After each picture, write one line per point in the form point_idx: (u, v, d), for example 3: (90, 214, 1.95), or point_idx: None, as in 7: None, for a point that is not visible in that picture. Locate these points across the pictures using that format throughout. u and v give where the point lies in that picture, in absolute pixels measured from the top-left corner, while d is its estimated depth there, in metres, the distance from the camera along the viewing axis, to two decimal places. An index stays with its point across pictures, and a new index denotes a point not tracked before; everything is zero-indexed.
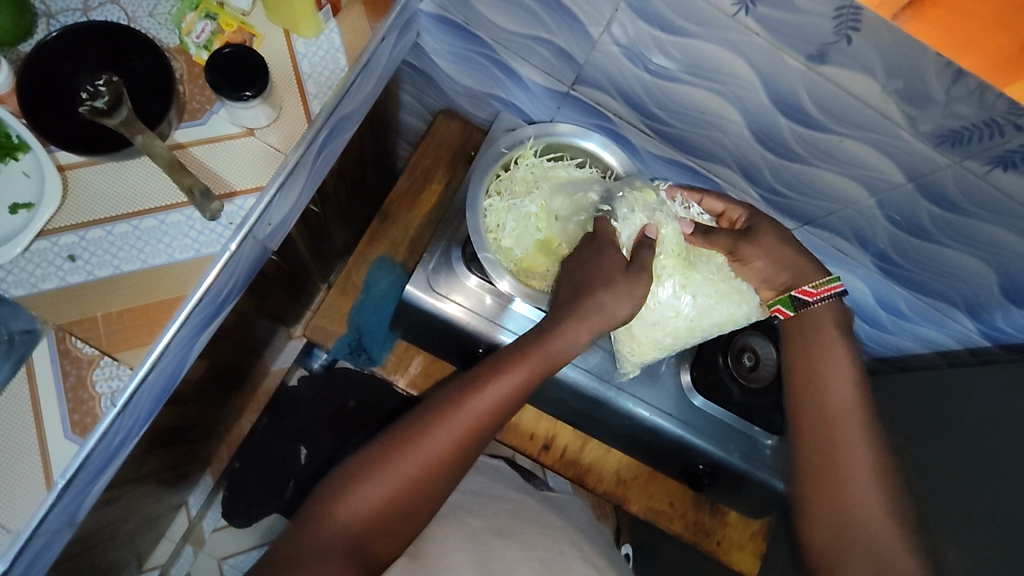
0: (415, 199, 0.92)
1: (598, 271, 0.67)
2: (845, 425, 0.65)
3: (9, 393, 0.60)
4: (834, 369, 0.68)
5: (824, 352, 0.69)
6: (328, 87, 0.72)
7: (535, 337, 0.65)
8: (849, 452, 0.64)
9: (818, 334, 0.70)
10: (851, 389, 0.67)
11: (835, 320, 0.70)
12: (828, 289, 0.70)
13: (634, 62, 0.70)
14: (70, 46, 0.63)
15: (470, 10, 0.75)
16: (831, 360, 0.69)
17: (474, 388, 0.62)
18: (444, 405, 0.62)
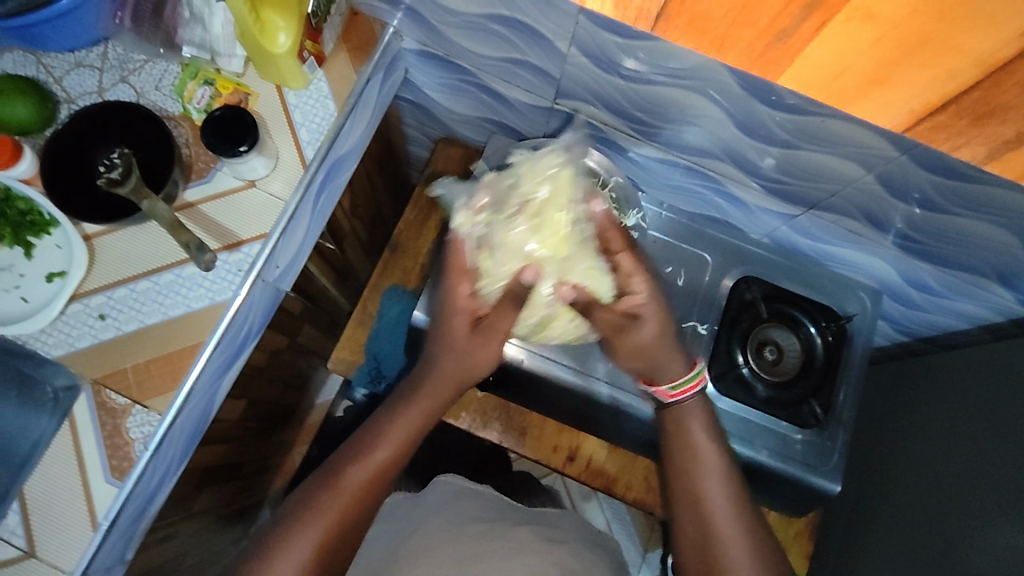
0: (421, 226, 0.96)
1: (452, 343, 0.75)
2: (717, 519, 0.71)
3: (54, 446, 0.65)
4: (702, 463, 0.73)
5: (691, 446, 0.74)
6: (320, 133, 0.76)
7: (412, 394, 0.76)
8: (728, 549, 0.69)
9: (681, 431, 0.75)
10: (722, 485, 0.72)
11: (695, 412, 0.75)
12: (688, 392, 0.75)
13: (605, 70, 0.70)
14: (85, 127, 0.70)
15: (446, 40, 0.78)
16: (703, 457, 0.73)
17: (368, 448, 0.71)
18: (341, 467, 0.70)
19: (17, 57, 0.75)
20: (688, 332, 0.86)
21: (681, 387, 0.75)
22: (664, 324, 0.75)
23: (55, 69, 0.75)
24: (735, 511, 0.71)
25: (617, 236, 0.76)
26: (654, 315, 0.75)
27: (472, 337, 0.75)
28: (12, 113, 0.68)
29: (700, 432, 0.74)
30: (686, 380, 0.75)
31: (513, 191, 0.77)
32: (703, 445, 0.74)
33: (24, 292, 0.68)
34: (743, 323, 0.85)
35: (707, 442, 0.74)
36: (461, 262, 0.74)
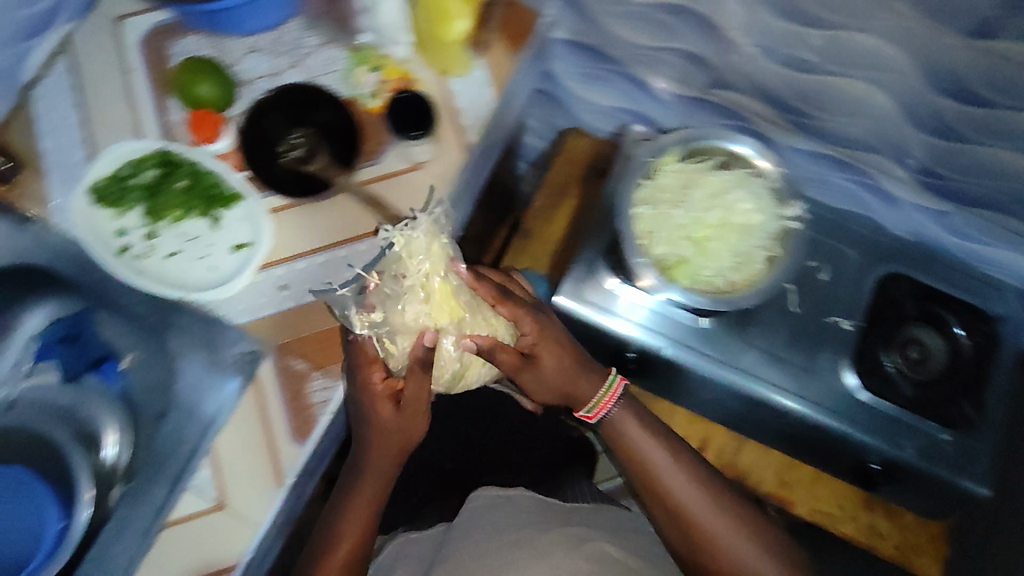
0: (550, 213, 1.00)
1: (373, 418, 0.69)
2: (694, 508, 0.72)
3: (237, 406, 0.69)
4: (656, 463, 0.74)
5: (641, 455, 0.74)
6: (481, 119, 0.78)
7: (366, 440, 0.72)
8: (717, 533, 0.71)
9: (622, 441, 0.75)
10: (679, 471, 0.74)
11: (629, 417, 0.76)
12: (600, 412, 0.75)
13: (776, 61, 0.70)
14: (269, 107, 0.74)
15: (603, 31, 0.78)
16: (651, 454, 0.74)
17: (352, 498, 0.72)
18: (331, 520, 0.72)
19: (197, 41, 0.78)
20: (831, 327, 0.84)
21: (598, 406, 0.75)
22: (563, 348, 0.72)
23: (229, 53, 0.77)
24: (705, 494, 0.73)
25: (490, 288, 0.68)
26: (551, 345, 0.71)
27: (400, 412, 0.69)
28: (200, 93, 0.71)
29: (641, 432, 0.75)
30: (602, 397, 0.74)
31: (397, 258, 0.68)
32: (647, 443, 0.75)
33: (211, 262, 0.71)
34: (889, 321, 0.83)
35: (648, 441, 0.74)
36: (369, 353, 0.66)
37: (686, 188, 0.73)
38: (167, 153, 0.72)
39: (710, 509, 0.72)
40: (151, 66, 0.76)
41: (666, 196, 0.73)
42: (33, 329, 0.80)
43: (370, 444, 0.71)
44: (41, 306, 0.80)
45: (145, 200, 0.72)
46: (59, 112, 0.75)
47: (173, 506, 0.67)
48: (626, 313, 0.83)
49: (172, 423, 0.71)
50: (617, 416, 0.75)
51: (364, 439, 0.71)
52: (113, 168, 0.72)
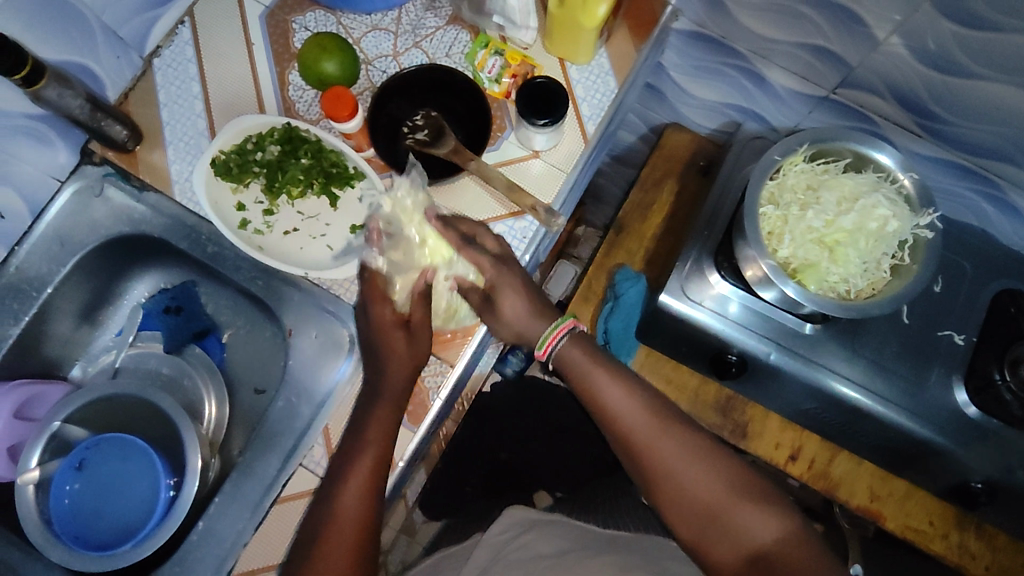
0: (647, 210, 0.99)
1: (389, 348, 0.63)
2: (656, 449, 0.59)
3: (349, 388, 0.69)
4: (607, 399, 0.61)
5: (590, 390, 0.62)
6: (601, 109, 0.76)
7: (372, 397, 0.62)
8: (688, 478, 0.58)
9: (569, 373, 0.63)
10: (636, 401, 0.61)
11: (575, 345, 0.63)
12: (554, 341, 0.63)
13: (922, 61, 0.67)
14: (398, 86, 0.72)
15: (731, 23, 0.77)
16: (601, 386, 0.61)
17: (351, 459, 0.59)
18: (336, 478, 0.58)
19: (319, 16, 0.77)
20: (943, 341, 0.81)
21: (546, 344, 0.63)
22: (528, 290, 0.64)
23: (353, 30, 0.77)
24: (672, 431, 0.60)
25: (452, 234, 0.64)
26: (517, 293, 0.63)
27: (412, 340, 0.64)
28: (326, 70, 0.71)
29: (588, 361, 0.63)
30: (551, 331, 0.63)
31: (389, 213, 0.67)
32: (595, 373, 0.62)
33: (329, 241, 0.72)
34: (999, 336, 0.79)
35: (608, 377, 0.62)
36: (380, 287, 0.65)
37: (815, 188, 0.71)
38: (291, 129, 0.69)
39: (677, 449, 0.59)
40: (272, 41, 0.76)
41: (794, 197, 0.71)
42: (143, 294, 0.82)
43: (381, 369, 0.63)
44: (149, 274, 0.81)
45: (268, 176, 0.71)
46: (183, 83, 0.75)
47: (285, 482, 0.66)
48: (716, 305, 0.82)
49: (283, 400, 0.70)
50: (579, 344, 0.64)
51: (375, 382, 0.63)
52: (236, 142, 0.70)
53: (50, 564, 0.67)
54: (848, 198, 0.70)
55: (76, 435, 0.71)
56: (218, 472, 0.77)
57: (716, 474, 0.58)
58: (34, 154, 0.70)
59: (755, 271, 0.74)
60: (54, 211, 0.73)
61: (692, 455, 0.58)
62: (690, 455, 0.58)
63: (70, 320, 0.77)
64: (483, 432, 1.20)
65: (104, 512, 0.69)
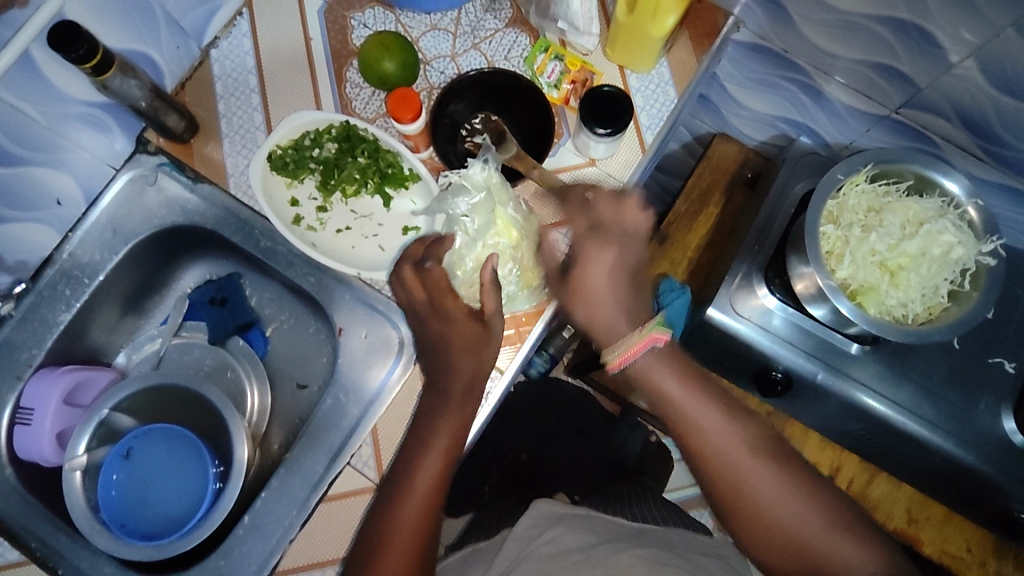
0: (692, 221, 0.97)
1: (458, 335, 0.62)
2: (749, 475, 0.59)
3: (400, 390, 0.68)
4: (702, 426, 0.60)
5: (682, 416, 0.61)
6: (660, 119, 0.76)
7: (440, 388, 0.63)
8: (779, 507, 0.58)
9: (659, 397, 0.61)
10: (724, 421, 0.61)
11: (664, 364, 0.61)
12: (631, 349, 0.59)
13: (995, 84, 0.66)
14: (462, 89, 0.71)
15: (795, 37, 0.76)
16: (687, 407, 0.61)
17: (416, 457, 0.60)
18: (398, 483, 0.60)
19: (378, 13, 0.77)
20: (993, 369, 0.80)
21: (619, 357, 0.60)
22: (617, 268, 0.61)
23: (413, 29, 0.77)
24: (762, 458, 0.60)
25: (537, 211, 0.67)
26: (606, 292, 0.61)
27: (488, 331, 0.63)
28: (386, 69, 0.71)
29: (673, 381, 0.61)
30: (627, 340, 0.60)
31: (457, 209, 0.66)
32: (681, 393, 0.61)
33: (381, 241, 0.71)
34: None
35: (694, 396, 0.61)
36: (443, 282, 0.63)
37: (875, 212, 0.70)
38: (350, 127, 0.69)
39: (765, 475, 0.59)
40: (331, 37, 0.76)
41: (854, 218, 0.70)
42: (189, 285, 0.82)
43: (447, 373, 0.62)
44: (195, 265, 0.81)
45: (324, 173, 0.71)
46: (240, 76, 0.75)
47: (333, 481, 0.66)
48: (760, 319, 0.81)
49: (331, 398, 0.68)
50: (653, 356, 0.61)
51: (442, 374, 0.63)
52: (295, 136, 0.69)
53: (96, 550, 0.67)
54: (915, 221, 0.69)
55: (125, 423, 0.71)
56: (258, 465, 0.77)
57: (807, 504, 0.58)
58: (94, 142, 0.70)
59: (807, 286, 0.74)
60: (109, 198, 0.73)
61: (778, 481, 0.59)
62: (787, 494, 0.58)
63: (118, 306, 0.77)
64: (508, 432, 1.19)
65: (149, 500, 0.69)
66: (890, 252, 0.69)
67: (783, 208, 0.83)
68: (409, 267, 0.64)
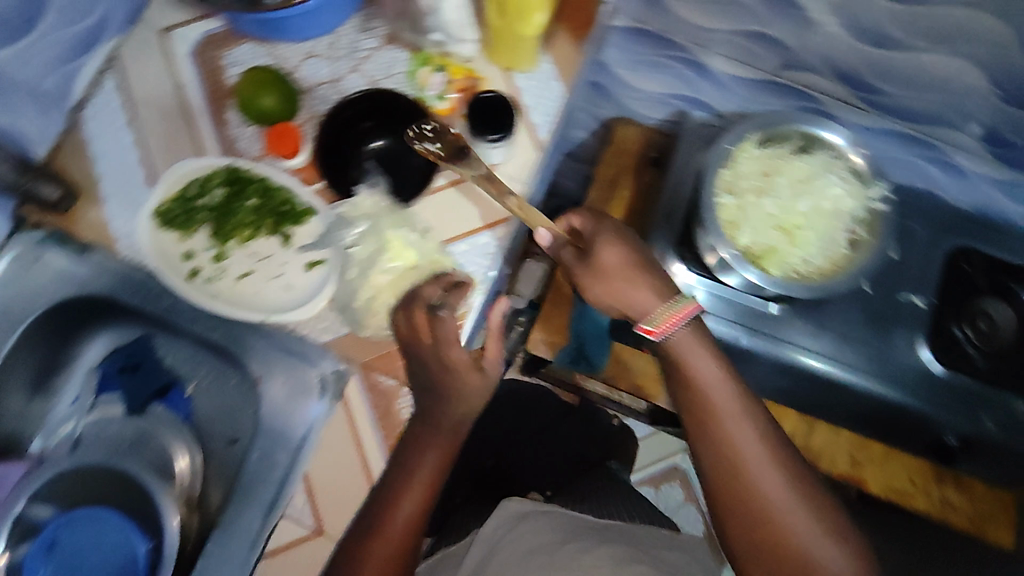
0: (605, 207, 0.98)
1: (452, 382, 0.60)
2: (757, 469, 0.58)
3: (327, 428, 0.66)
4: (722, 410, 0.59)
5: (706, 401, 0.60)
6: (551, 115, 0.76)
7: (420, 433, 0.61)
8: (777, 508, 0.57)
9: (686, 373, 0.61)
10: (745, 416, 0.60)
11: (698, 349, 0.61)
12: (674, 320, 0.60)
13: (860, 37, 0.69)
14: (347, 114, 0.70)
15: (670, 17, 0.77)
16: (713, 393, 0.60)
17: (392, 504, 0.59)
18: (367, 535, 0.59)
19: (250, 49, 0.75)
20: (904, 305, 0.84)
21: (664, 322, 0.60)
22: (631, 257, 0.63)
23: (289, 59, 0.75)
24: (774, 455, 0.59)
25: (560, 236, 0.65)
26: (633, 271, 0.62)
27: (484, 378, 0.61)
28: (263, 104, 0.69)
29: (708, 365, 0.61)
30: (674, 308, 0.61)
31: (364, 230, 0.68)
32: (710, 379, 0.60)
33: (287, 279, 0.68)
34: (957, 296, 0.83)
35: (720, 386, 0.60)
36: (426, 324, 0.61)
37: (767, 176, 0.72)
38: (236, 170, 0.67)
39: (772, 469, 0.58)
40: (204, 80, 0.73)
41: (748, 185, 0.72)
42: (95, 359, 0.77)
43: (431, 413, 0.61)
44: (99, 335, 0.77)
45: (216, 221, 0.68)
46: (113, 133, 0.72)
47: (271, 534, 0.64)
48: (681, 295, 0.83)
49: (258, 451, 0.67)
50: (692, 330, 0.62)
51: (420, 417, 0.61)
52: (179, 188, 0.67)
53: None
54: (806, 181, 0.71)
55: None
56: (198, 530, 0.74)
57: (802, 505, 0.58)
58: None
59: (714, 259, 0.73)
60: None
61: (783, 479, 0.58)
62: (791, 493, 0.58)
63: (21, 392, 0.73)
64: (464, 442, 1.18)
65: None
66: (786, 215, 0.72)
67: (682, 182, 0.85)
68: (422, 310, 0.62)
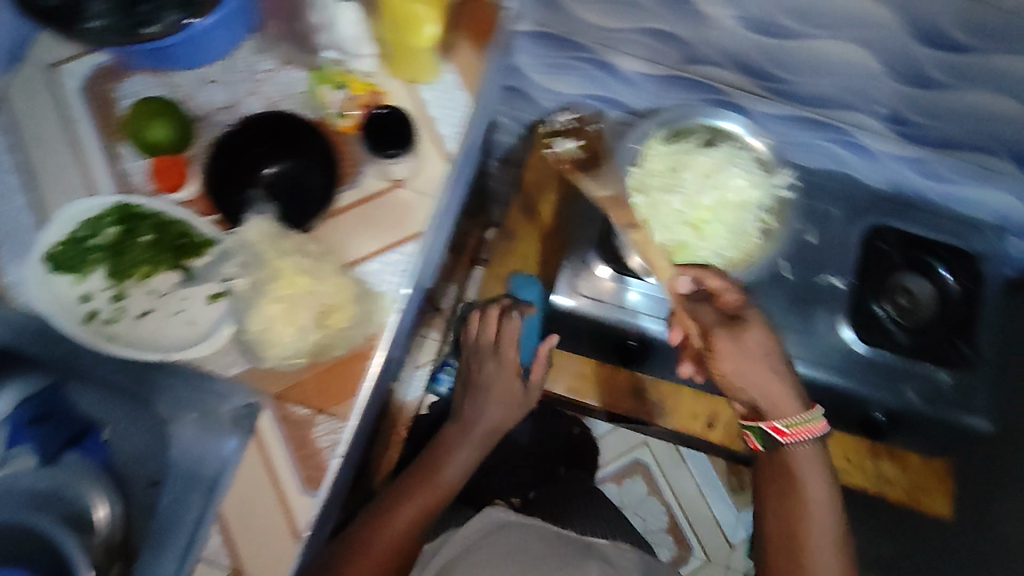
0: (533, 211, 0.97)
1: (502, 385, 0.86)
2: (813, 544, 0.66)
3: (244, 464, 0.64)
4: (811, 503, 0.67)
5: (797, 484, 0.68)
6: (457, 125, 0.74)
7: (456, 436, 0.85)
8: (815, 559, 0.66)
9: (784, 455, 0.69)
10: (826, 497, 0.68)
11: (817, 464, 0.68)
12: (803, 431, 0.66)
13: (754, 29, 0.69)
14: (237, 141, 0.70)
15: (571, 19, 0.77)
16: (806, 478, 0.68)
17: (399, 504, 0.76)
18: (367, 539, 0.72)
19: (144, 79, 0.72)
20: (825, 287, 0.85)
21: (796, 428, 0.67)
22: (771, 346, 0.67)
23: (183, 86, 0.73)
24: (835, 548, 0.67)
25: (708, 311, 0.68)
26: (755, 359, 0.66)
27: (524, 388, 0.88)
28: (153, 138, 0.67)
29: (821, 487, 0.68)
30: (808, 420, 0.67)
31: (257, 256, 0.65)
32: (809, 466, 0.68)
33: (189, 315, 0.67)
34: (874, 273, 0.84)
35: (817, 479, 0.68)
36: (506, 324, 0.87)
37: (675, 172, 0.73)
38: (129, 207, 0.66)
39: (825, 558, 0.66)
40: (95, 115, 0.71)
41: (656, 182, 0.72)
42: None
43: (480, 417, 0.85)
44: None
45: (112, 262, 0.67)
46: None
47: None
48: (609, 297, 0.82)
49: (168, 497, 0.69)
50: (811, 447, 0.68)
51: (468, 418, 0.86)
52: (68, 230, 0.65)
53: None
54: (714, 174, 0.72)
55: None
56: None
57: None
58: None
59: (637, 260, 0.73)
60: None
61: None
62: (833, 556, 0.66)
63: None
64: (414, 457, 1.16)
65: None
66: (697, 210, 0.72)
67: None
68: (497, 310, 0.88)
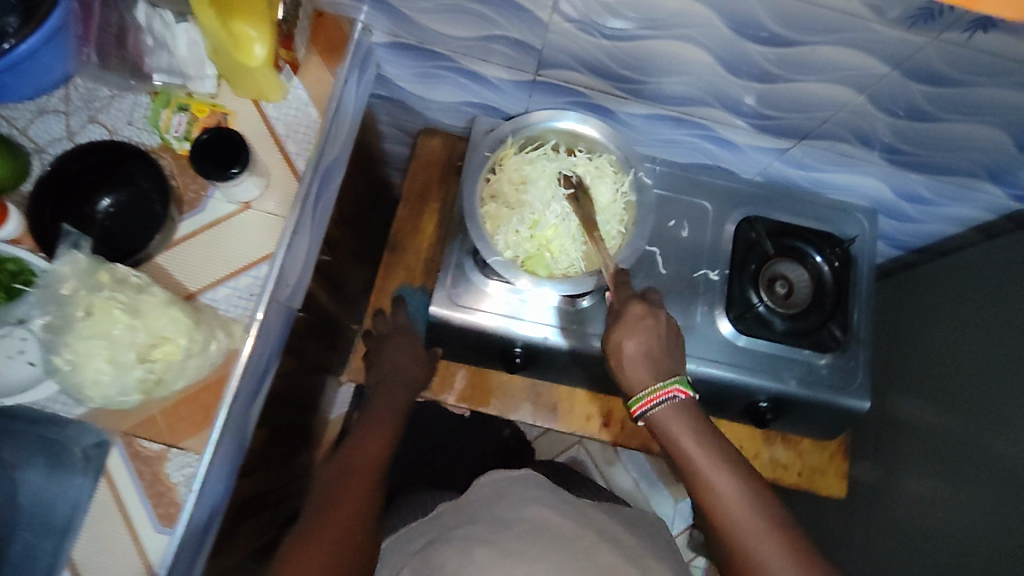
0: (417, 224, 0.98)
1: (392, 347, 0.87)
2: (724, 511, 0.58)
3: (94, 506, 0.63)
4: (704, 475, 0.59)
5: (687, 459, 0.61)
6: (308, 142, 0.74)
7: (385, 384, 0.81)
8: (739, 534, 0.57)
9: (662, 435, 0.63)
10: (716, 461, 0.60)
11: (683, 422, 0.62)
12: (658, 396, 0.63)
13: (591, 33, 0.69)
14: (62, 174, 0.67)
15: (420, 29, 0.76)
16: (687, 446, 0.61)
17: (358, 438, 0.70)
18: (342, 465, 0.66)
19: None
20: (701, 281, 0.86)
21: (641, 401, 0.63)
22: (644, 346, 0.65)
23: (16, 120, 0.70)
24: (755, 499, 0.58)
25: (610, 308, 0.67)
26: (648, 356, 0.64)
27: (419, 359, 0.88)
28: None
29: (692, 442, 0.61)
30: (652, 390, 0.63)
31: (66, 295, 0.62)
32: (689, 433, 0.62)
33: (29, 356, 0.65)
34: (750, 264, 0.84)
35: (700, 445, 0.61)
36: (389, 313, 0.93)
37: (526, 179, 0.74)
38: None
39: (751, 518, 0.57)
40: None
41: (508, 190, 0.74)
42: None
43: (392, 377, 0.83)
44: None
45: None
46: None
47: None
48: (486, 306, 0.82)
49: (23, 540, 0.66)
50: (679, 408, 0.63)
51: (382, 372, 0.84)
52: None
53: None
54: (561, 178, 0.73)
55: None
56: None
57: None
58: None
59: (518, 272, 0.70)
60: None
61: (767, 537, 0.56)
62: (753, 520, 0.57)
63: None
64: None
65: None
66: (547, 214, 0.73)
67: None
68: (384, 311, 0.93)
